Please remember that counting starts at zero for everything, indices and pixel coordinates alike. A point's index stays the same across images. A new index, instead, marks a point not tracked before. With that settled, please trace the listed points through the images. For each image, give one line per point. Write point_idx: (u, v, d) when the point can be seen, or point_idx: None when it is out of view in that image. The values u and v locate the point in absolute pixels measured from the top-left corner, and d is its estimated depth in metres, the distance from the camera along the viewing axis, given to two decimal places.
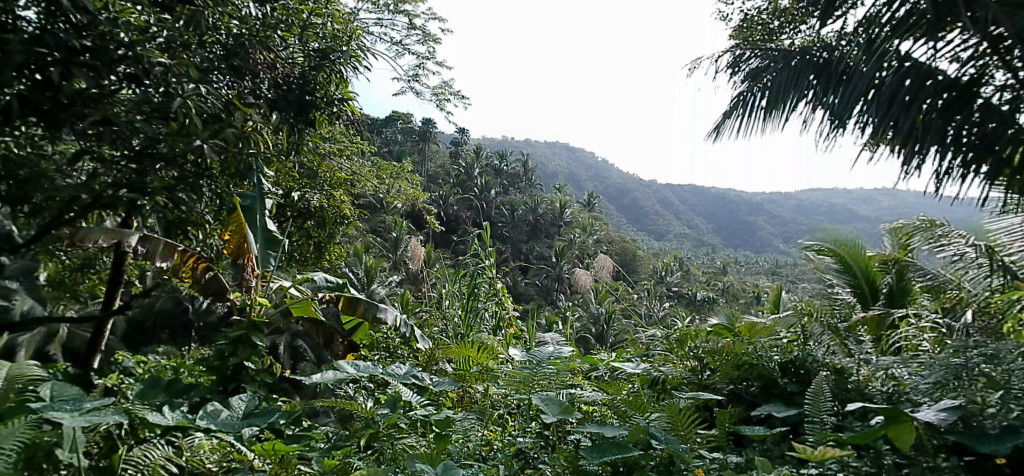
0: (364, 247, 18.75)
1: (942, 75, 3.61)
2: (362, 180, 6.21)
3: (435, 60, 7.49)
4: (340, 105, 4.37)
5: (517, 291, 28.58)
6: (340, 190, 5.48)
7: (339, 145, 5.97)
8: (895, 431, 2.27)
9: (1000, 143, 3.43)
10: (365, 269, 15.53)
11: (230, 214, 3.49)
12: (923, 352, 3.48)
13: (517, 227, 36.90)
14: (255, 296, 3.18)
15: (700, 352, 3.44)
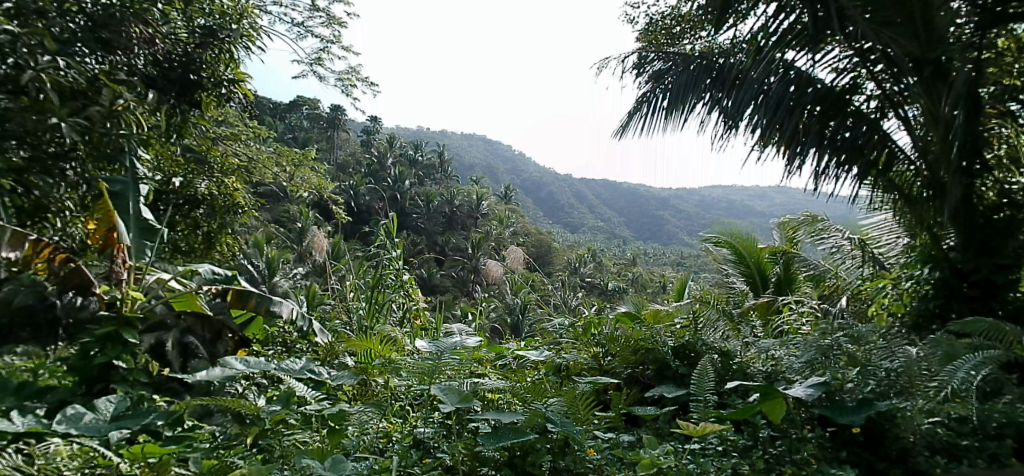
0: (267, 238, 17.89)
1: (820, 83, 3.95)
2: (261, 167, 5.94)
3: (340, 44, 7.26)
4: (230, 87, 4.48)
5: (433, 283, 28.45)
6: (233, 177, 5.24)
7: (233, 129, 5.68)
8: (769, 407, 2.71)
9: (868, 147, 3.95)
10: (266, 261, 14.86)
11: (98, 200, 3.30)
12: (801, 335, 3.86)
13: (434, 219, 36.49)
14: (127, 291, 3.01)
15: (603, 339, 3.58)
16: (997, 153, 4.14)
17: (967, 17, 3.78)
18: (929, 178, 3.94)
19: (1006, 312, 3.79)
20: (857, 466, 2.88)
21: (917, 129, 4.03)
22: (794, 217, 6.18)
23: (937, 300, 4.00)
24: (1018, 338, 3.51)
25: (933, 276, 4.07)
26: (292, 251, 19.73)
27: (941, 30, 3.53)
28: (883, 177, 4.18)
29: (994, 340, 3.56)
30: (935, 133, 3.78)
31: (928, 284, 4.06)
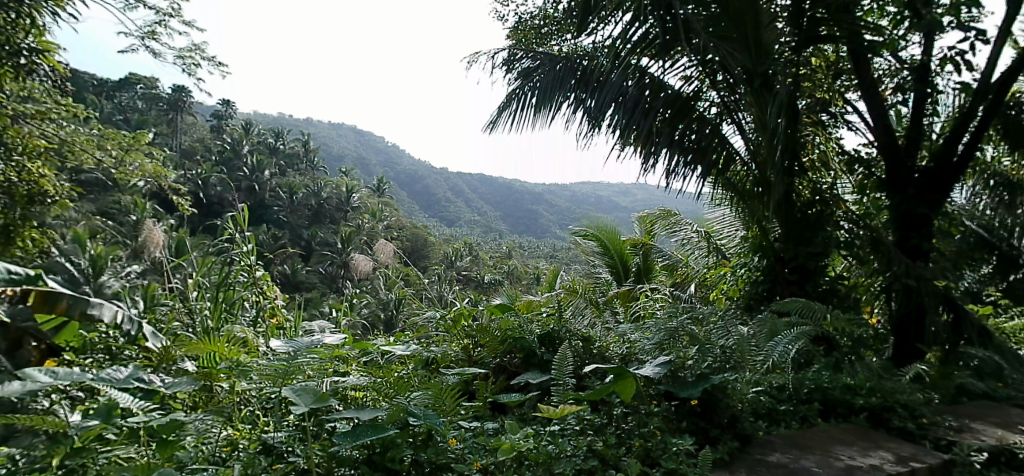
0: (91, 231, 16.05)
1: (670, 90, 4.35)
2: (77, 151, 6.25)
3: (180, 18, 6.60)
4: (38, 59, 5.13)
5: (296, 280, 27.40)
6: (36, 160, 5.45)
7: (37, 108, 5.84)
8: (622, 386, 2.94)
9: (711, 149, 4.42)
10: (87, 257, 13.39)
11: None
12: (656, 319, 4.22)
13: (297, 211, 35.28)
14: None
15: (472, 330, 3.64)
16: (812, 158, 4.74)
17: (791, 36, 4.29)
18: (758, 177, 4.41)
19: (816, 293, 4.49)
20: (695, 434, 3.25)
21: (750, 134, 4.49)
22: (652, 211, 6.71)
23: (765, 285, 4.63)
24: (822, 316, 4.17)
25: (761, 264, 4.72)
26: (124, 247, 17.67)
27: (766, 46, 4.11)
28: (723, 176, 4.59)
29: (805, 317, 4.20)
30: (763, 138, 4.25)
31: (758, 271, 4.72)
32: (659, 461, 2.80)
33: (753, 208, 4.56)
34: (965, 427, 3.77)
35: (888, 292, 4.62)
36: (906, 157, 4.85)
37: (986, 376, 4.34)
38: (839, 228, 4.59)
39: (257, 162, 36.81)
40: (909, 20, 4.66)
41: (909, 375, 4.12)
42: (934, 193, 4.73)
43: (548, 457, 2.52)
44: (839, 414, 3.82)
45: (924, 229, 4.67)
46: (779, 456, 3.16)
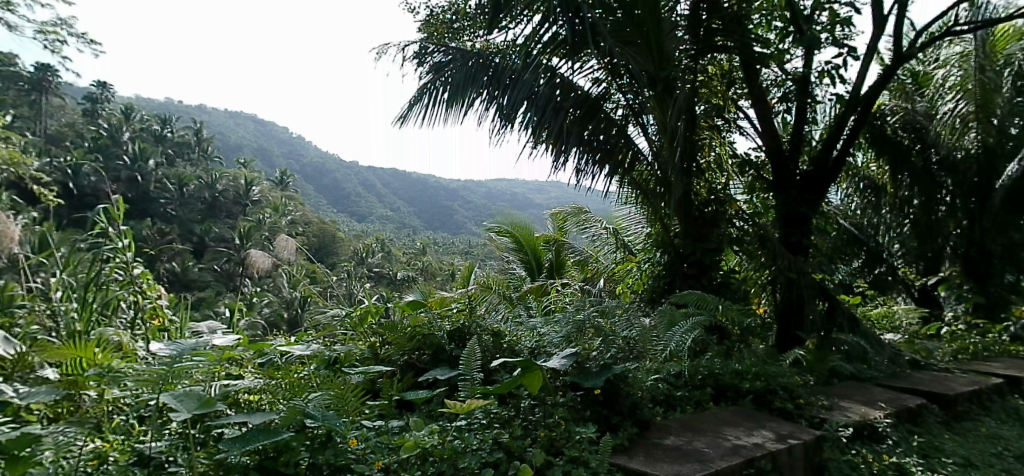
0: None
1: (578, 91, 4.49)
2: None
3: None
4: None
5: (187, 277, 25.66)
6: None
7: None
8: (528, 379, 2.98)
9: (618, 149, 4.62)
10: None
11: None
12: (565, 312, 4.36)
13: (187, 206, 33.24)
14: None
15: (379, 328, 3.57)
16: (708, 160, 5.05)
17: (689, 44, 4.57)
18: (661, 177, 4.65)
19: (711, 286, 4.83)
20: (598, 422, 3.39)
21: (653, 136, 4.72)
22: (563, 208, 6.91)
23: (666, 278, 4.93)
24: (715, 307, 4.49)
25: (663, 259, 5.03)
26: None
27: (667, 54, 4.36)
28: (628, 175, 4.79)
29: (700, 308, 4.49)
30: (665, 140, 4.48)
31: (660, 266, 5.01)
32: (562, 449, 2.89)
33: (656, 206, 4.82)
34: (834, 405, 4.21)
35: (773, 286, 5.00)
36: (789, 161, 5.32)
37: (854, 359, 4.85)
38: (732, 225, 4.94)
39: (138, 150, 33.49)
40: (793, 35, 5.08)
41: (790, 360, 4.53)
42: (813, 193, 5.24)
43: (453, 452, 2.51)
44: (728, 397, 4.14)
45: (804, 227, 5.15)
46: (674, 439, 3.39)
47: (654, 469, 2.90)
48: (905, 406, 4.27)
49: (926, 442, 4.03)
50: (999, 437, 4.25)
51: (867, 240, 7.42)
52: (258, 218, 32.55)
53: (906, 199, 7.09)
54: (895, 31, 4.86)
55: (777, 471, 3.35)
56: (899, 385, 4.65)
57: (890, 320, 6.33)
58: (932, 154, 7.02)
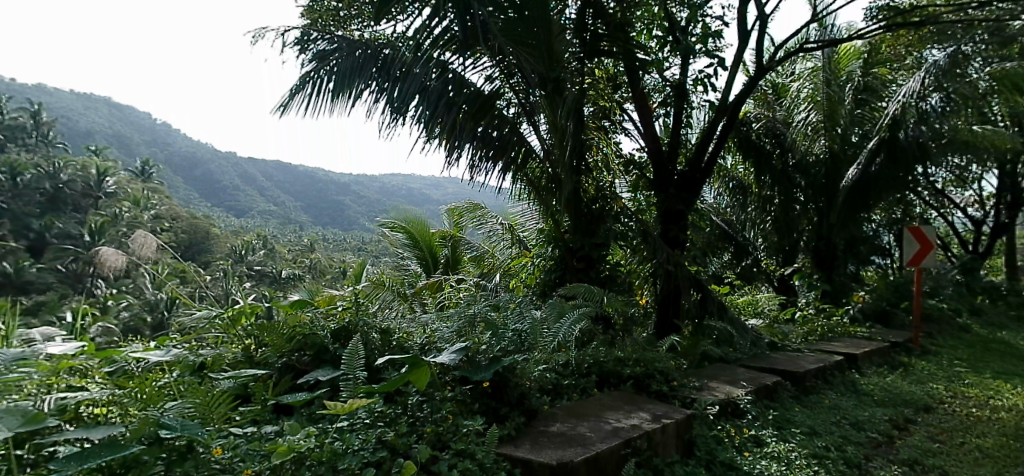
0: None
1: (470, 87, 4.49)
2: None
3: None
4: None
5: (23, 280, 22.14)
6: None
7: None
8: (415, 374, 3.01)
9: (511, 146, 4.62)
10: None
11: None
12: (457, 307, 4.38)
13: (28, 198, 28.74)
14: None
15: (254, 330, 3.36)
16: (596, 159, 5.27)
17: (577, 47, 4.76)
18: (552, 175, 4.79)
19: (598, 279, 5.11)
20: (486, 414, 3.43)
21: (544, 134, 4.82)
22: (459, 204, 6.95)
23: (556, 272, 5.14)
24: (600, 299, 4.74)
25: (554, 254, 5.23)
26: None
27: (555, 55, 4.53)
28: (521, 171, 4.78)
29: (588, 300, 4.72)
30: (556, 139, 4.63)
31: (552, 260, 5.21)
32: (449, 443, 2.90)
33: (547, 202, 4.97)
34: (704, 386, 4.61)
35: (654, 277, 5.47)
36: (668, 161, 5.73)
37: (722, 342, 5.35)
38: (618, 221, 5.22)
39: None
40: (671, 44, 5.47)
41: (667, 346, 4.88)
42: (689, 192, 5.69)
43: (332, 454, 2.39)
44: (611, 383, 4.39)
45: (681, 223, 5.58)
46: (559, 426, 3.54)
47: (541, 456, 2.97)
48: (763, 383, 4.78)
49: (779, 414, 4.55)
50: (836, 407, 4.92)
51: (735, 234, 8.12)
52: (118, 212, 28.95)
53: (769, 198, 7.81)
54: (757, 45, 5.38)
55: (652, 449, 3.60)
56: (759, 365, 5.20)
57: (755, 307, 7.04)
58: (790, 157, 7.77)
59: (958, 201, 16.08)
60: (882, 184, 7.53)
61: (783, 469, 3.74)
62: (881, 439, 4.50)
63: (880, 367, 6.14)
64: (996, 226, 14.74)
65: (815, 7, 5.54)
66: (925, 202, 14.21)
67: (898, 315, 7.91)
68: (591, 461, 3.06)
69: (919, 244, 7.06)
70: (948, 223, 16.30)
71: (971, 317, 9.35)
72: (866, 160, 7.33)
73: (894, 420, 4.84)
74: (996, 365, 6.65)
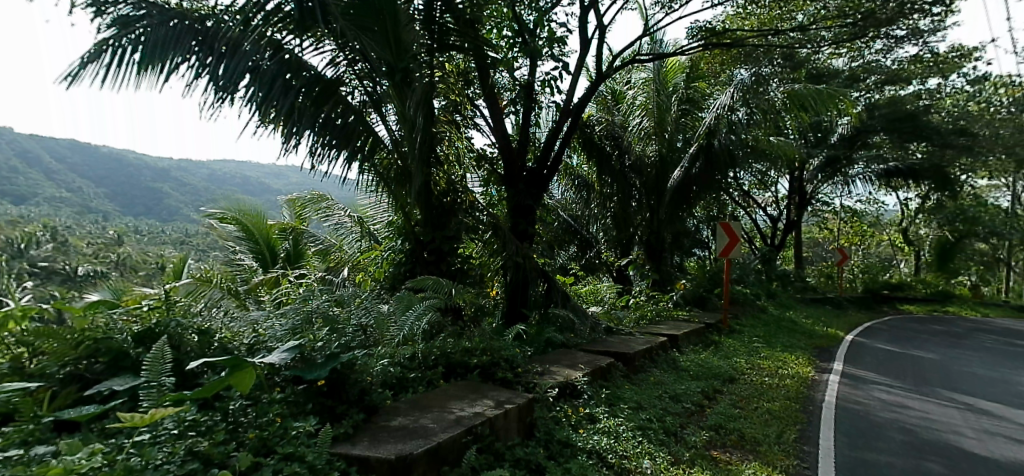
0: None
1: (310, 71, 4.24)
2: None
3: None
4: None
5: None
6: None
7: None
8: (238, 378, 2.73)
9: (356, 135, 4.40)
10: None
11: None
12: (292, 304, 4.13)
13: None
14: None
15: (28, 337, 2.86)
16: (448, 153, 5.28)
17: (427, 39, 4.73)
18: (401, 167, 4.68)
19: (449, 271, 5.20)
20: (320, 414, 3.24)
21: (392, 126, 4.67)
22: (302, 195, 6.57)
23: (405, 265, 5.11)
24: (448, 291, 4.80)
25: (404, 247, 5.16)
26: None
27: (405, 45, 4.44)
28: (370, 162, 4.56)
29: (435, 293, 4.76)
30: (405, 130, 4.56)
31: (401, 253, 5.15)
32: (274, 448, 2.65)
33: (397, 195, 4.83)
34: (546, 370, 4.88)
35: (504, 269, 5.61)
36: (517, 157, 5.98)
37: (564, 329, 5.73)
38: (468, 215, 5.28)
39: None
40: (520, 45, 5.70)
41: (513, 334, 5.09)
42: (537, 188, 5.99)
43: (126, 471, 2.07)
44: (457, 373, 4.45)
45: (529, 217, 5.87)
46: (401, 420, 3.48)
47: (379, 452, 2.90)
48: (599, 365, 5.20)
49: (612, 392, 4.99)
50: (660, 382, 5.52)
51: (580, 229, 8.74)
52: None
53: (609, 195, 8.54)
54: (597, 53, 5.80)
55: (494, 435, 3.71)
56: (596, 348, 5.66)
57: (596, 295, 7.62)
58: (626, 159, 8.57)
59: (760, 201, 18.80)
60: (702, 186, 8.34)
61: (612, 442, 4.11)
62: (694, 409, 5.15)
63: (696, 345, 7.02)
64: (786, 222, 17.57)
65: (646, 23, 6.10)
66: (734, 201, 16.42)
67: (712, 298, 9.15)
68: (431, 452, 3.07)
69: (729, 238, 8.17)
70: (752, 220, 18.81)
71: (766, 300, 11.11)
72: (688, 163, 8.24)
73: (705, 391, 5.57)
74: (782, 339, 8.00)
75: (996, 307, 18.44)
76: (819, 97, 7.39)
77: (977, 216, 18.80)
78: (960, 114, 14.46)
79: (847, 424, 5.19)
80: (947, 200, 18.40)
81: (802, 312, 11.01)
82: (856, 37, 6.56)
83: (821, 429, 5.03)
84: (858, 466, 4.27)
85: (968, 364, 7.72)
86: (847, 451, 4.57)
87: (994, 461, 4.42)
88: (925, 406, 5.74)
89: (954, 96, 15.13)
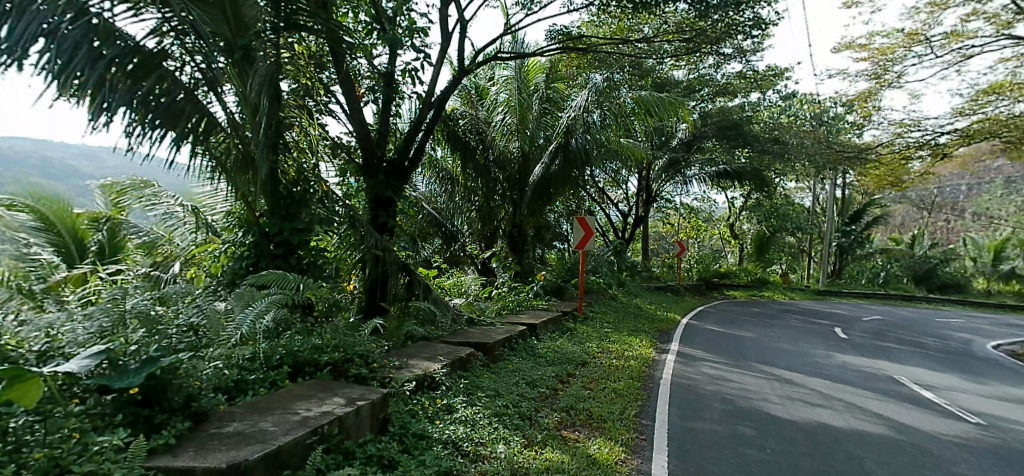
0: None
1: (128, 41, 3.77)
2: None
3: None
4: None
5: None
6: None
7: None
8: (18, 390, 2.25)
9: (185, 115, 3.97)
10: None
11: None
12: (100, 302, 3.63)
13: None
14: None
15: None
16: (298, 139, 5.00)
17: (271, 17, 4.43)
18: (243, 152, 4.34)
19: (298, 266, 4.80)
20: (134, 426, 2.85)
21: (231, 107, 4.31)
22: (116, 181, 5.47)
23: (246, 259, 4.73)
24: (297, 285, 4.53)
25: (247, 239, 4.76)
26: None
27: (244, 20, 4.13)
28: (206, 145, 4.14)
29: (281, 288, 4.46)
30: (246, 114, 4.25)
31: (243, 246, 4.75)
32: (69, 467, 2.27)
33: (237, 183, 4.46)
34: (404, 364, 4.84)
35: (362, 263, 5.55)
36: (377, 148, 5.86)
37: (425, 322, 5.77)
38: (322, 205, 5.00)
39: None
40: (378, 32, 5.56)
41: (369, 329, 4.97)
42: (398, 179, 5.91)
43: None
44: (306, 372, 4.21)
45: (389, 209, 5.78)
46: (235, 425, 3.20)
47: (206, 460, 2.62)
48: (458, 355, 5.26)
49: (469, 382, 5.09)
50: (517, 370, 5.75)
51: (444, 221, 8.80)
52: None
53: (473, 189, 8.81)
54: (459, 47, 5.83)
55: (344, 433, 3.56)
56: (456, 340, 5.74)
57: (459, 288, 7.74)
58: (489, 153, 8.80)
59: (613, 198, 20.24)
60: (562, 182, 8.78)
61: (468, 431, 4.20)
62: (548, 393, 5.43)
63: (553, 332, 7.43)
64: (635, 217, 19.20)
65: (507, 21, 6.25)
66: (591, 196, 17.56)
67: (569, 288, 9.86)
68: (269, 456, 2.84)
69: (584, 231, 8.74)
70: (607, 216, 20.23)
71: (616, 288, 12.09)
72: (548, 159, 8.59)
73: (559, 375, 5.92)
74: (629, 324, 8.77)
75: (797, 290, 21.95)
76: (662, 103, 8.37)
77: (785, 214, 22.19)
78: (773, 125, 16.88)
79: (680, 398, 5.81)
80: (764, 199, 21.42)
81: (646, 298, 12.14)
82: (692, 51, 7.29)
83: (658, 403, 5.58)
84: (686, 434, 4.81)
85: (776, 340, 9.08)
86: (678, 422, 5.12)
87: (791, 422, 5.24)
88: (741, 378, 6.63)
89: (768, 111, 17.64)
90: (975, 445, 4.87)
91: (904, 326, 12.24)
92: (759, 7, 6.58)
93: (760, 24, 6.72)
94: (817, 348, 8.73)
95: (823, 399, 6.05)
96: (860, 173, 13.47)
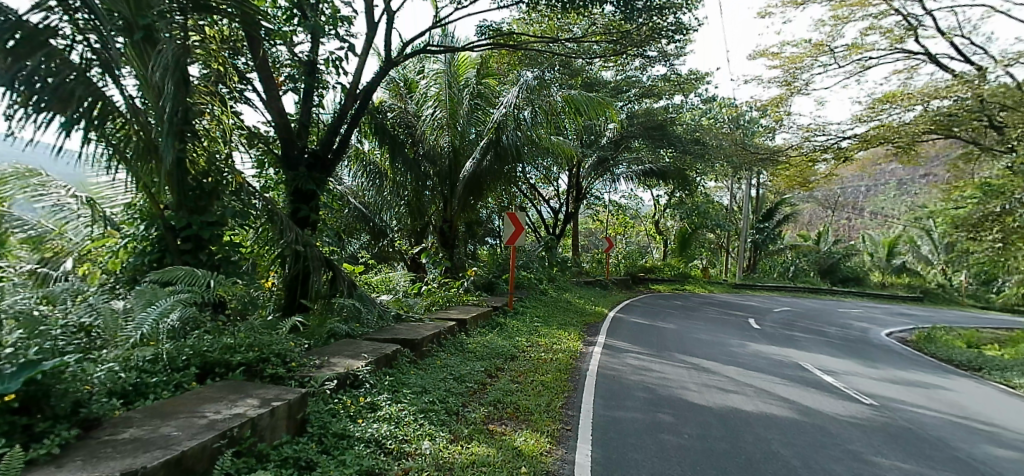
0: None
1: (9, 15, 3.43)
2: None
3: None
4: None
5: None
6: None
7: None
8: None
9: (77, 98, 3.64)
10: None
11: None
12: None
13: None
14: None
15: None
16: (210, 128, 4.76)
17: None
18: (146, 140, 4.07)
19: (209, 262, 4.55)
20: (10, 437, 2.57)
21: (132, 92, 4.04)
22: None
23: (149, 254, 4.44)
24: (206, 282, 4.30)
25: (150, 233, 4.48)
26: None
27: None
28: (102, 131, 3.82)
29: (189, 285, 4.22)
30: (150, 99, 4.03)
31: (145, 241, 4.46)
32: None
33: (140, 173, 4.16)
34: (325, 363, 4.70)
35: (282, 258, 5.35)
36: (297, 138, 5.67)
37: (349, 318, 5.64)
38: (236, 197, 4.77)
39: None
40: (298, 18, 5.37)
41: (287, 327, 4.80)
42: (320, 172, 5.73)
43: None
44: (216, 374, 3.99)
45: (311, 202, 5.59)
46: (133, 431, 2.96)
47: (96, 469, 2.39)
48: (383, 353, 5.17)
49: (395, 379, 5.02)
50: (445, 365, 5.73)
51: (371, 216, 8.63)
52: None
53: (402, 183, 8.48)
54: (386, 37, 5.70)
55: (257, 435, 3.38)
56: (383, 336, 5.64)
57: (387, 284, 7.61)
58: (420, 147, 8.84)
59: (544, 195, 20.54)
60: (494, 178, 8.80)
61: (392, 428, 4.14)
62: (476, 387, 5.45)
63: (483, 327, 7.46)
64: (566, 214, 19.58)
65: (436, 14, 6.19)
66: (522, 192, 17.72)
67: (499, 284, 10.03)
68: (170, 463, 2.64)
69: (515, 227, 8.82)
70: (538, 212, 20.53)
71: (546, 283, 12.30)
72: (479, 155, 8.60)
73: (488, 369, 5.95)
74: (558, 318, 8.94)
75: (716, 284, 23.23)
76: (591, 103, 8.60)
77: (706, 212, 23.42)
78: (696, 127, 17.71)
79: (604, 388, 5.98)
80: (687, 197, 22.49)
81: (574, 293, 12.43)
82: (619, 52, 7.53)
83: (584, 394, 5.72)
84: (610, 423, 4.96)
85: (696, 331, 9.55)
86: (603, 411, 5.27)
87: (707, 408, 5.51)
88: (663, 368, 6.91)
89: (690, 113, 18.53)
90: (867, 424, 5.33)
91: (809, 316, 13.24)
92: (681, 13, 6.90)
93: (682, 29, 7.03)
94: (733, 338, 9.25)
95: (737, 386, 6.42)
96: (773, 174, 14.37)
